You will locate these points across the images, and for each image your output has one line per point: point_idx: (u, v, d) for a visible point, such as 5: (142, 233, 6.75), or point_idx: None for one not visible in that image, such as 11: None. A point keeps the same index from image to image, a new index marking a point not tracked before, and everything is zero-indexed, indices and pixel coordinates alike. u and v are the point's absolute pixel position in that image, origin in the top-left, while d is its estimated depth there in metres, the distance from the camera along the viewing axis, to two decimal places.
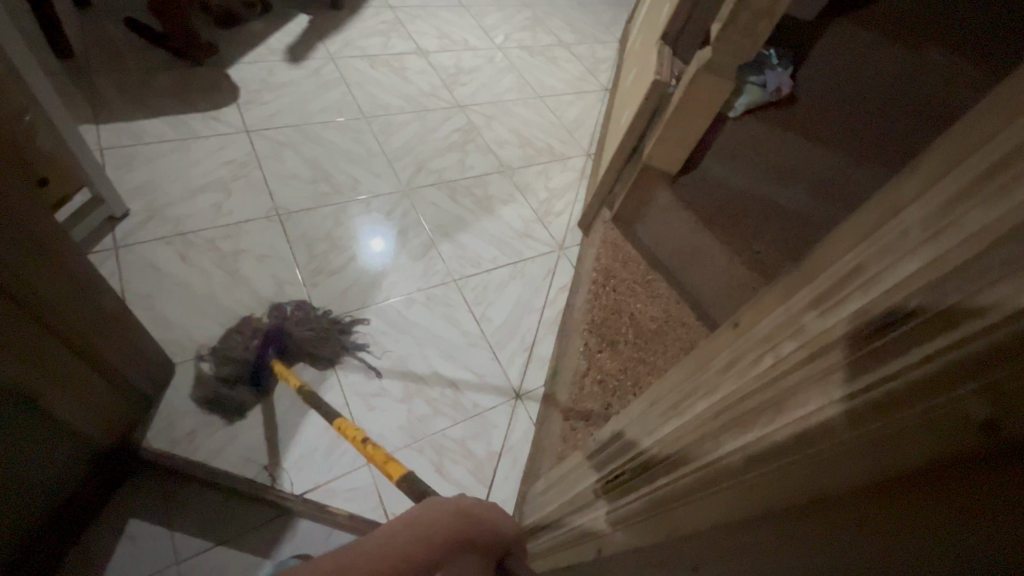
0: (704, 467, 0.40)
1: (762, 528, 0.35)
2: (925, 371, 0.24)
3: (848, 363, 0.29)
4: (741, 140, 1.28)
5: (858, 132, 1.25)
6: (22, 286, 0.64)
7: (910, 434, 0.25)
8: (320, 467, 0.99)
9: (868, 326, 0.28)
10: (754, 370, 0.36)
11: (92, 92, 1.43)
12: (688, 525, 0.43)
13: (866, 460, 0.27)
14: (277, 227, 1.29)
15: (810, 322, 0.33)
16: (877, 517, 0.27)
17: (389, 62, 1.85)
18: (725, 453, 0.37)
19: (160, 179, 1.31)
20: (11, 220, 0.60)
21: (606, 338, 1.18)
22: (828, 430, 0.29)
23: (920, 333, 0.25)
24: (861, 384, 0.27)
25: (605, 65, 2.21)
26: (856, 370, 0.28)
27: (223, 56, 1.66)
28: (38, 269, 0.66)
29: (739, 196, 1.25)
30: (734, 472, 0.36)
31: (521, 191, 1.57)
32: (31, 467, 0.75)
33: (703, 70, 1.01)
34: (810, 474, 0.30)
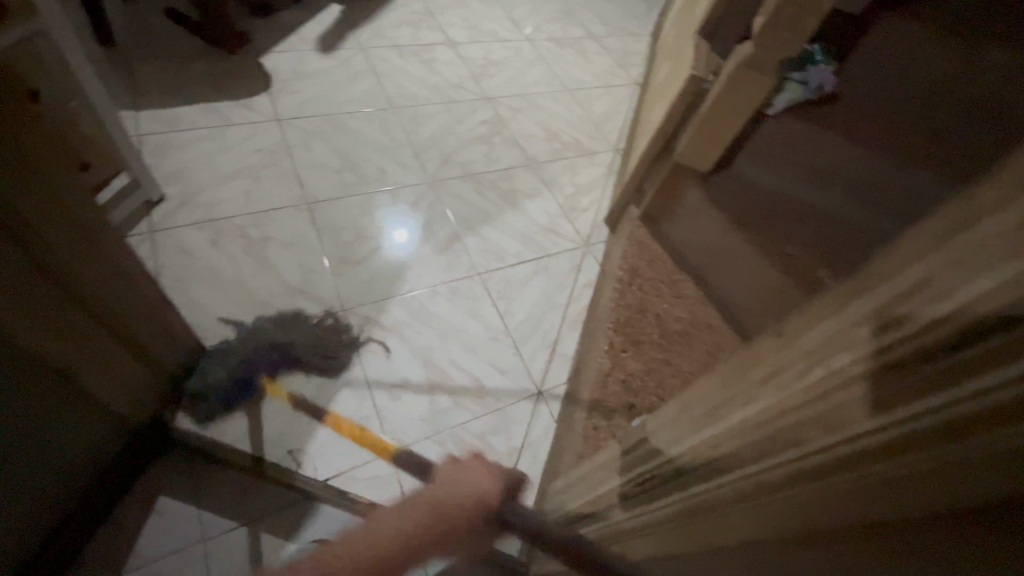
0: (745, 477, 0.40)
1: (813, 544, 0.35)
2: (990, 403, 0.24)
3: (902, 386, 0.28)
4: (776, 140, 1.25)
5: (899, 135, 1.22)
6: (63, 268, 0.66)
7: (962, 474, 0.26)
8: (342, 454, 1.01)
9: (926, 347, 0.27)
10: (801, 385, 0.35)
11: (130, 78, 1.46)
12: (727, 531, 0.44)
13: (934, 490, 0.27)
14: (305, 216, 1.30)
15: (860, 334, 0.31)
16: (939, 544, 0.28)
17: (418, 53, 1.84)
18: (768, 466, 0.37)
19: (193, 165, 1.33)
20: (54, 204, 0.61)
21: (630, 338, 1.16)
22: (871, 455, 0.29)
23: (987, 362, 0.24)
24: (919, 410, 0.27)
25: (636, 58, 2.17)
26: (912, 394, 0.27)
27: (256, 44, 1.68)
28: (77, 253, 0.67)
29: (774, 196, 1.22)
30: (778, 486, 0.37)
31: (547, 186, 1.56)
32: (67, 442, 0.77)
33: (742, 67, 0.98)
34: (869, 497, 0.31)
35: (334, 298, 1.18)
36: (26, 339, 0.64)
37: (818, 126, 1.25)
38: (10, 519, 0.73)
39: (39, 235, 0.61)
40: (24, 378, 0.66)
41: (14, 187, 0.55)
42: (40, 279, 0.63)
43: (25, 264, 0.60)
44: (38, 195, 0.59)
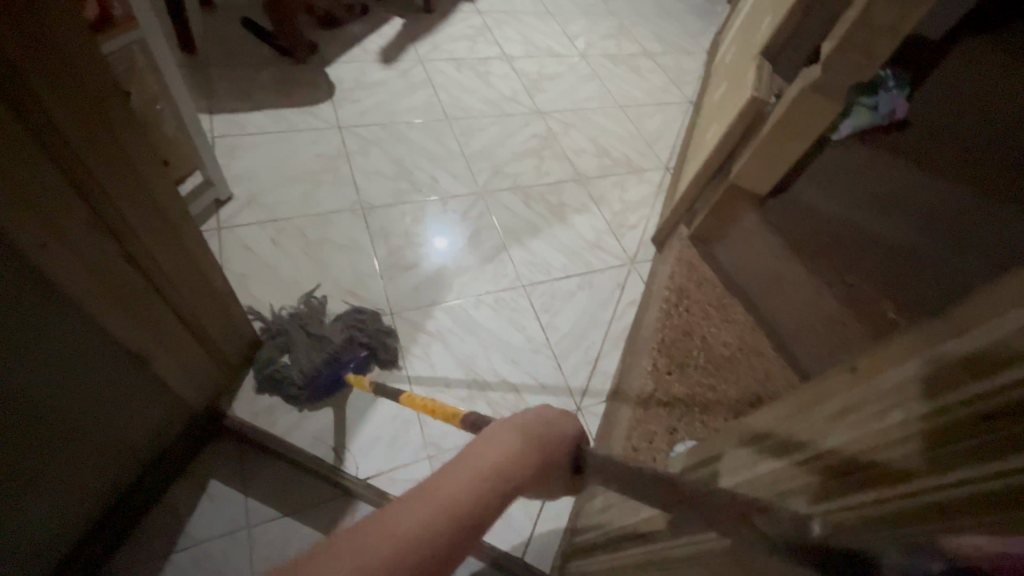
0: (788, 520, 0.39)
1: None
2: None
3: (968, 445, 0.27)
4: (838, 167, 1.23)
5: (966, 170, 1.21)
6: (149, 259, 0.71)
7: (998, 535, 0.26)
8: (383, 455, 1.03)
9: (1000, 404, 0.26)
10: (873, 427, 0.34)
11: (208, 83, 1.57)
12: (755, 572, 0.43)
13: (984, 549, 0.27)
14: (360, 220, 1.35)
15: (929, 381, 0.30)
16: None
17: (474, 66, 1.89)
18: (816, 511, 0.36)
19: (260, 167, 1.41)
20: (143, 199, 0.67)
21: (675, 360, 1.14)
22: (924, 513, 0.29)
23: None
24: (985, 468, 0.26)
25: (690, 76, 2.15)
26: (980, 453, 0.26)
27: (323, 55, 1.76)
28: (160, 245, 0.73)
29: (834, 224, 1.18)
30: (824, 533, 0.35)
31: (594, 202, 1.56)
32: (134, 421, 0.83)
33: (807, 90, 0.96)
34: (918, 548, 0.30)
35: (383, 301, 1.22)
36: (108, 322, 0.69)
37: (886, 156, 1.24)
38: (79, 489, 0.78)
39: (130, 227, 0.66)
40: (101, 358, 0.71)
41: (110, 182, 0.61)
42: (127, 267, 0.69)
43: (115, 253, 0.66)
44: (130, 189, 0.64)
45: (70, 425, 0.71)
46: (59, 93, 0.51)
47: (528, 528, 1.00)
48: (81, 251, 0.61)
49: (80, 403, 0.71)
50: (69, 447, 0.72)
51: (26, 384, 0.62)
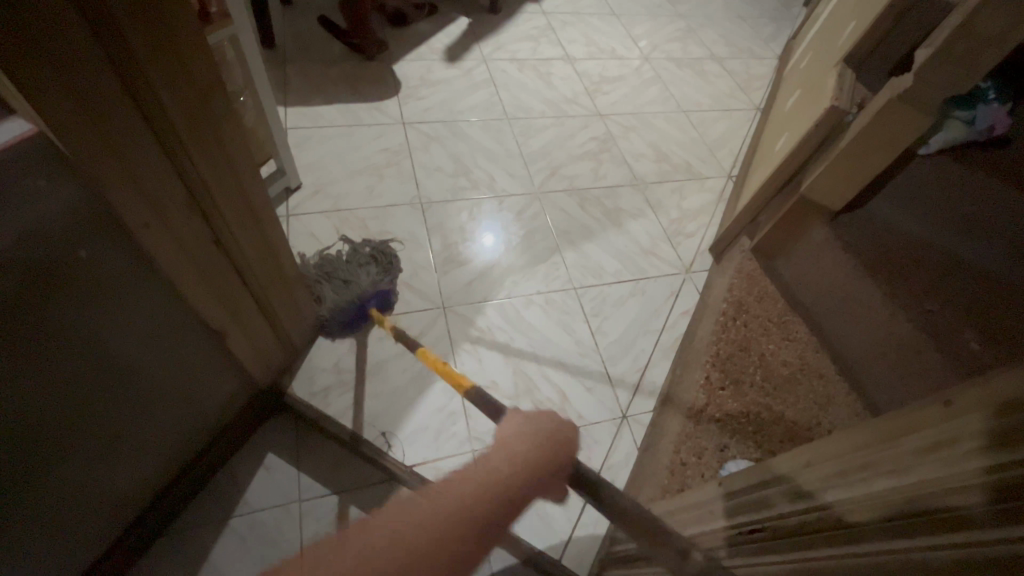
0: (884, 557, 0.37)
1: None
2: None
3: None
4: (923, 178, 1.13)
5: None
6: (232, 243, 0.76)
7: None
8: (428, 445, 1.05)
9: None
10: (978, 473, 0.32)
11: (284, 77, 1.65)
12: None
13: None
14: (418, 214, 1.39)
15: None
16: None
17: (536, 66, 1.90)
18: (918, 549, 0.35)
19: (327, 159, 1.47)
20: (231, 184, 0.71)
21: (730, 376, 1.12)
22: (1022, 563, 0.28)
23: None
24: None
25: (759, 82, 2.07)
26: None
27: (390, 52, 1.82)
28: (242, 229, 0.77)
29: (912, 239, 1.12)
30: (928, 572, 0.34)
31: (651, 207, 1.53)
32: (209, 391, 0.89)
33: (895, 101, 0.91)
34: None
35: (436, 295, 1.24)
36: (194, 298, 0.74)
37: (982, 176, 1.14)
38: (155, 452, 0.85)
39: (219, 212, 0.71)
40: (186, 333, 0.78)
41: (205, 166, 0.65)
42: (213, 248, 0.74)
43: (205, 234, 0.71)
44: (223, 177, 0.69)
45: (153, 391, 0.77)
46: (168, 81, 0.55)
47: (567, 533, 0.99)
48: (177, 230, 0.66)
49: (164, 372, 0.77)
50: (151, 411, 0.79)
51: (121, 351, 0.68)
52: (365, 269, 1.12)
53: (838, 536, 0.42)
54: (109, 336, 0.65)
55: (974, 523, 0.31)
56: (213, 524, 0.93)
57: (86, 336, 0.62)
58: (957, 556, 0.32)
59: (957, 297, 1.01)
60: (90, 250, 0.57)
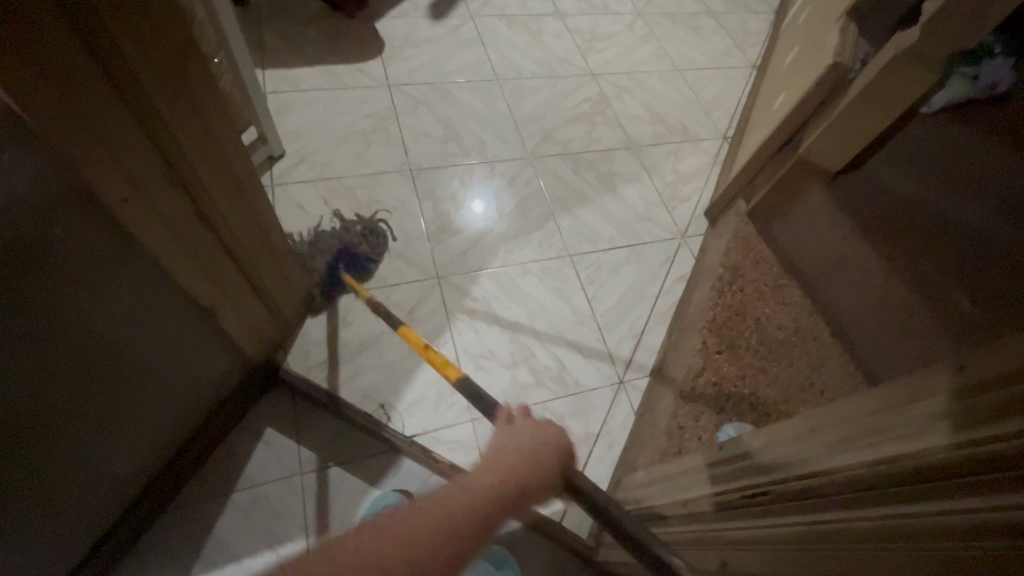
0: (891, 519, 0.38)
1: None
2: None
3: None
4: (929, 140, 1.15)
5: None
6: (217, 218, 0.73)
7: None
8: (428, 416, 1.05)
9: None
10: (984, 442, 0.32)
11: (260, 38, 1.56)
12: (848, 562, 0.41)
13: None
14: (408, 182, 1.35)
15: None
16: None
17: (526, 24, 1.81)
18: (930, 513, 0.35)
19: (311, 124, 1.41)
20: (211, 155, 0.67)
21: (726, 340, 1.12)
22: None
23: None
24: None
25: (755, 39, 2.01)
26: None
27: (372, 9, 1.72)
28: (226, 202, 0.74)
29: (904, 200, 1.12)
30: (933, 535, 0.35)
31: (646, 171, 1.51)
32: (204, 369, 0.88)
33: (901, 58, 0.88)
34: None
35: (430, 265, 1.22)
36: (179, 277, 0.72)
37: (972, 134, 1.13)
38: (149, 432, 0.84)
39: (202, 187, 0.68)
40: (174, 310, 0.75)
41: (184, 136, 0.61)
42: (196, 223, 0.70)
43: (188, 209, 0.68)
44: (204, 148, 0.66)
45: (143, 372, 0.76)
46: (141, 48, 0.51)
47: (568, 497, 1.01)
48: (158, 206, 0.63)
49: (152, 352, 0.75)
50: (143, 392, 0.78)
51: (105, 333, 0.66)
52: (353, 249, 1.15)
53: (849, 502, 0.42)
54: (92, 317, 0.63)
55: (985, 486, 0.32)
56: (215, 500, 0.94)
57: (69, 319, 0.60)
58: (966, 520, 0.32)
59: (952, 265, 1.05)
60: (66, 229, 0.54)
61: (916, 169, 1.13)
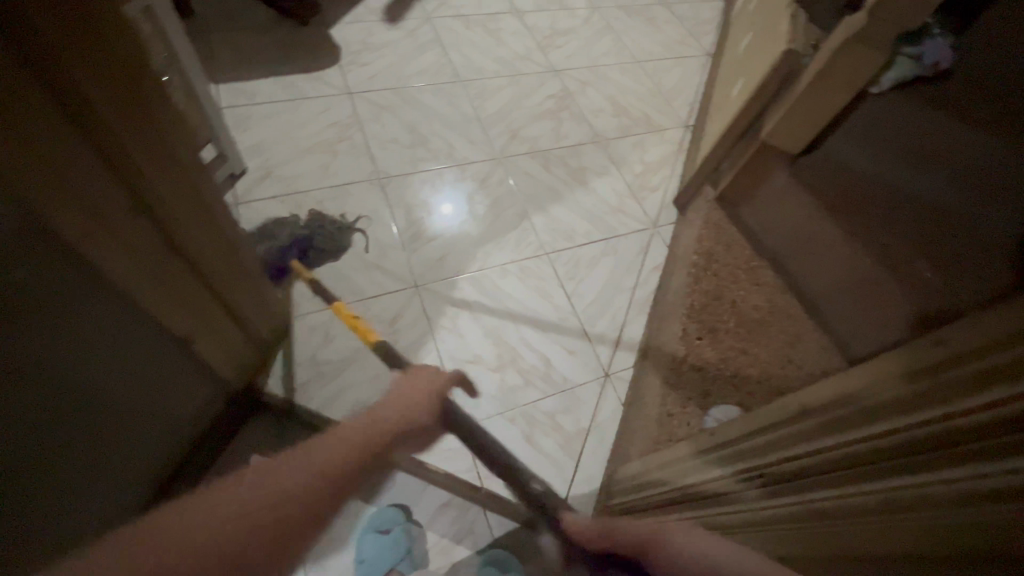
0: (861, 492, 0.40)
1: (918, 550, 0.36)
2: None
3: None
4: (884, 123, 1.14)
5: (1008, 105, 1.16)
6: (187, 245, 0.71)
7: None
8: None
9: None
10: (946, 416, 0.35)
11: (209, 50, 1.50)
12: (829, 541, 0.43)
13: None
14: (378, 190, 1.33)
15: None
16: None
17: (483, 23, 1.80)
18: (896, 482, 0.37)
19: (272, 138, 1.36)
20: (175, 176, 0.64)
21: (706, 326, 1.15)
22: (984, 495, 0.31)
23: None
24: None
25: (709, 26, 2.05)
26: None
27: (325, 15, 1.68)
28: (195, 225, 0.71)
29: (869, 180, 1.12)
30: (899, 507, 0.36)
31: (615, 163, 1.53)
32: (183, 400, 0.85)
33: (851, 40, 0.91)
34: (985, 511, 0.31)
35: (408, 273, 1.21)
36: (147, 305, 0.68)
37: (931, 121, 1.14)
38: (131, 471, 0.80)
39: (171, 215, 0.66)
40: (149, 343, 0.72)
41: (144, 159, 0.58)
42: (163, 249, 0.67)
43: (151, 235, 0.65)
44: (170, 175, 0.63)
45: (120, 409, 0.72)
46: (96, 77, 0.49)
47: (565, 491, 1.02)
48: (121, 234, 0.60)
49: (129, 388, 0.72)
50: (121, 430, 0.74)
51: (75, 373, 0.62)
52: (292, 223, 1.10)
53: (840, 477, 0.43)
54: (60, 357, 0.59)
55: (947, 457, 0.34)
56: None
57: (40, 363, 0.57)
58: (928, 487, 0.35)
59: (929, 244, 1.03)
60: (28, 271, 0.51)
61: (876, 152, 1.13)
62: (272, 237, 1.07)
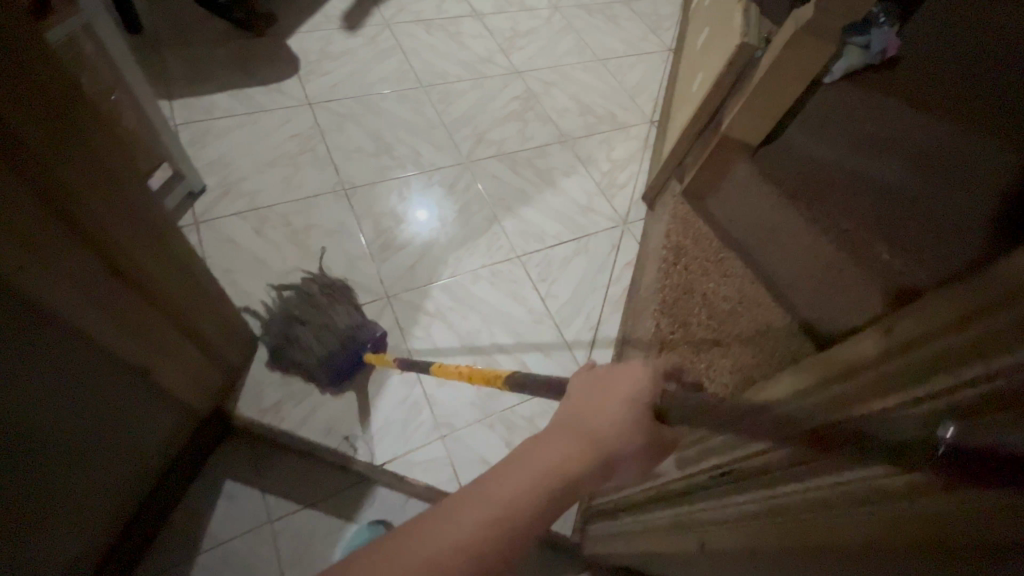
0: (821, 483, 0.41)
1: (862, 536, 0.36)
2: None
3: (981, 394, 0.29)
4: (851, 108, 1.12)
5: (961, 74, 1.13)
6: (135, 270, 0.68)
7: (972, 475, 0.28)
8: (396, 439, 1.01)
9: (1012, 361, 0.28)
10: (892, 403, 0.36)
11: (161, 66, 1.45)
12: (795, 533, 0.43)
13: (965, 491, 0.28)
14: (345, 202, 1.30)
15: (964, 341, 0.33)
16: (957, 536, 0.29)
17: (444, 27, 1.79)
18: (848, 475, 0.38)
19: (231, 153, 1.33)
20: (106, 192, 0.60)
21: (678, 320, 1.16)
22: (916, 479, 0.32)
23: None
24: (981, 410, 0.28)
25: (668, 21, 2.08)
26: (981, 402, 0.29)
27: (281, 25, 1.64)
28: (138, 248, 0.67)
29: (838, 171, 1.12)
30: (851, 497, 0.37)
31: (582, 162, 1.53)
32: (146, 430, 0.82)
33: (800, 32, 0.93)
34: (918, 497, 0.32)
35: (379, 284, 1.19)
36: (99, 338, 0.66)
37: (899, 104, 1.10)
38: (93, 509, 0.77)
39: (114, 239, 0.63)
40: (103, 374, 0.69)
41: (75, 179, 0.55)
42: (110, 278, 0.64)
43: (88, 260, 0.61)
44: (111, 198, 0.61)
45: (78, 447, 0.69)
46: (16, 101, 0.46)
47: None
48: (62, 265, 0.57)
49: (85, 423, 0.69)
50: (82, 468, 0.71)
51: (32, 416, 0.60)
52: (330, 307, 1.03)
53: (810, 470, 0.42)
54: (5, 399, 0.56)
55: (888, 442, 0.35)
56: (177, 567, 0.87)
57: None
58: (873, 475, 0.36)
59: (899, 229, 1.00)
60: None
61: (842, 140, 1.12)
62: (323, 331, 1.01)
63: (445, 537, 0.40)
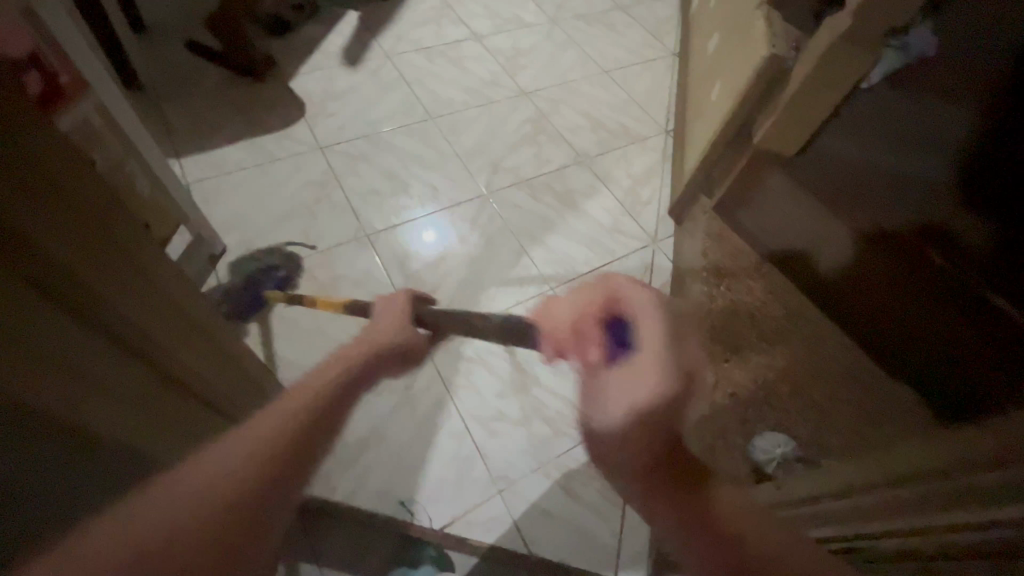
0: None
1: None
2: None
3: None
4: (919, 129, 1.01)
5: None
6: (196, 386, 0.61)
7: None
8: (453, 499, 0.97)
9: None
10: None
11: (166, 122, 1.42)
12: None
13: None
14: (367, 248, 1.27)
15: None
16: None
17: (445, 53, 1.76)
18: None
19: (247, 208, 1.29)
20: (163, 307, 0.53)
21: (730, 345, 1.10)
22: None
23: None
24: None
25: (669, 25, 2.04)
26: None
27: (282, 67, 1.61)
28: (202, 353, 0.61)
29: (892, 181, 1.07)
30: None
31: (602, 181, 1.49)
32: None
33: (837, 41, 0.89)
34: None
35: None
36: None
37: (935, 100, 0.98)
38: None
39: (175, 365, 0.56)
40: None
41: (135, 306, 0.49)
42: (170, 399, 0.58)
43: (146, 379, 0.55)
44: (172, 323, 0.54)
45: None
46: (62, 239, 0.39)
47: (616, 541, 0.96)
48: (125, 400, 0.51)
49: None
50: None
51: None
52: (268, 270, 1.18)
53: (685, 466, 0.44)
54: None
55: None
56: None
57: None
58: None
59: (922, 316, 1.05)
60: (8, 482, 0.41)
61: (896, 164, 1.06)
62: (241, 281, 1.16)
63: (163, 521, 0.42)
